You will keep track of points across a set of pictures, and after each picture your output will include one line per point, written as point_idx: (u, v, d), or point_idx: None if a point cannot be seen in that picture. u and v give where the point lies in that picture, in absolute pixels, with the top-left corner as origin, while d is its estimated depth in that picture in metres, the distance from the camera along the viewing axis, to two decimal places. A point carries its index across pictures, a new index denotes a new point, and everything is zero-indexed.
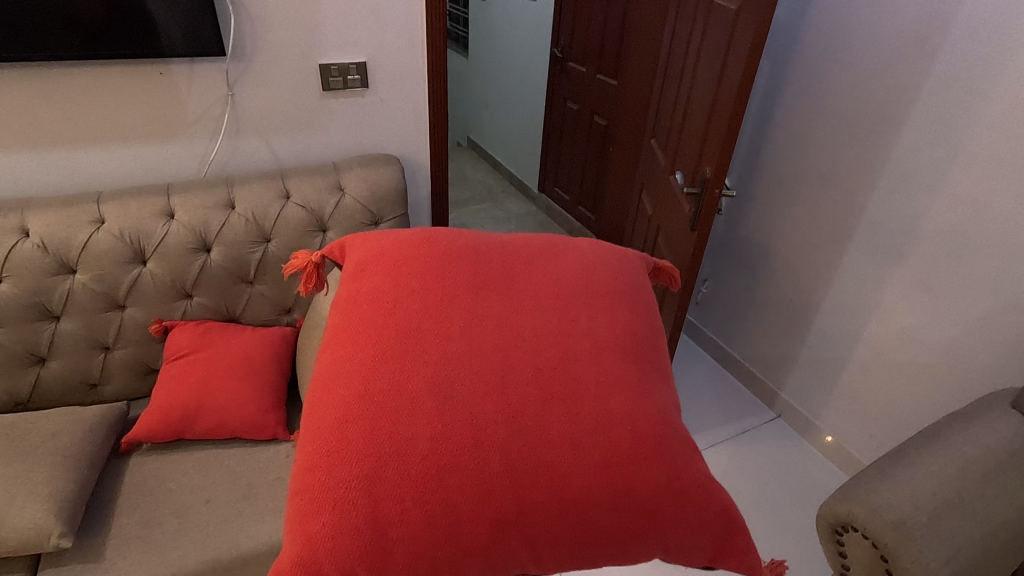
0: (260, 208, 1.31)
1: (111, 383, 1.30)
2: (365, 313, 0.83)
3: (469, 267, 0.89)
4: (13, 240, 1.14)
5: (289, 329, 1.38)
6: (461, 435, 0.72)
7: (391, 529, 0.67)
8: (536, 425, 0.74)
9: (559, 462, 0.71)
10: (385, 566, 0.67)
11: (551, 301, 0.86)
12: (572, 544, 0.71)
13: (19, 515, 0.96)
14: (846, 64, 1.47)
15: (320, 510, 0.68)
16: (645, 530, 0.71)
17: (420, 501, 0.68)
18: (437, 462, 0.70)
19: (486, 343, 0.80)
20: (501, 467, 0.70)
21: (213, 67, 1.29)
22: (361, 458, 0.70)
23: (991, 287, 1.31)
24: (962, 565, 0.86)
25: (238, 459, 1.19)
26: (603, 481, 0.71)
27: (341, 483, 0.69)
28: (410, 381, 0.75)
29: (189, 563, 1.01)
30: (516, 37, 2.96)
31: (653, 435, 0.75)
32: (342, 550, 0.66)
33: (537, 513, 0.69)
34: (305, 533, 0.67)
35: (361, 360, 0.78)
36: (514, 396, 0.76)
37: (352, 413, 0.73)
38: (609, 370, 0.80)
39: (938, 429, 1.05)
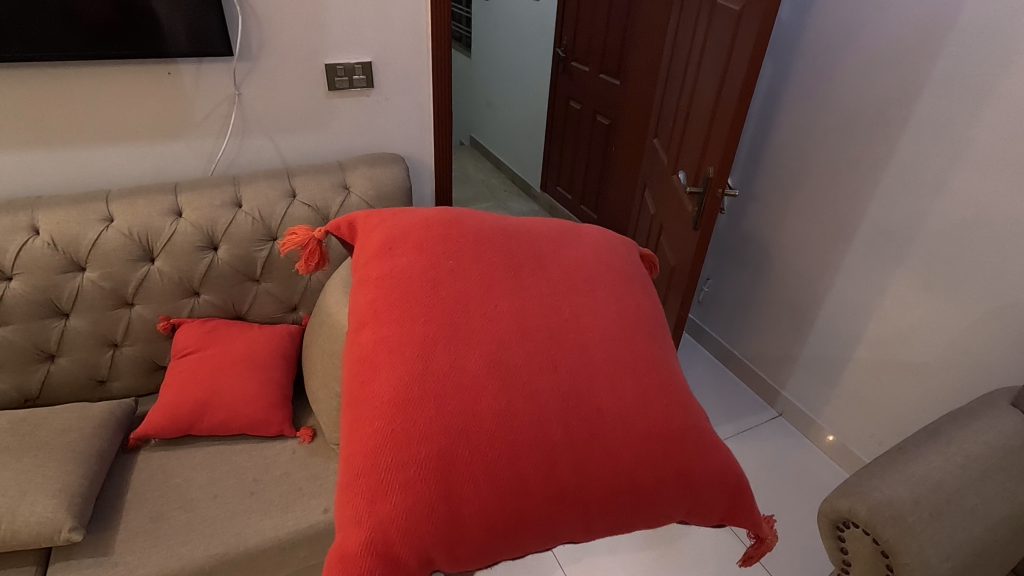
0: (267, 206, 1.32)
1: (119, 380, 1.32)
2: (412, 291, 0.80)
3: (502, 249, 0.88)
4: (23, 238, 1.16)
5: (294, 327, 1.39)
6: (521, 410, 0.70)
7: (466, 504, 0.65)
8: (586, 400, 0.73)
9: (614, 434, 0.72)
10: (459, 540, 0.65)
11: (582, 283, 0.87)
12: (627, 514, 0.71)
13: (31, 509, 0.97)
14: (849, 63, 1.48)
15: (393, 490, 0.65)
16: (688, 499, 0.73)
17: (495, 477, 0.66)
18: (503, 433, 0.68)
19: (530, 321, 0.79)
20: (562, 443, 0.70)
21: (221, 67, 1.30)
22: (429, 433, 0.67)
23: (993, 286, 1.32)
24: (962, 561, 0.87)
25: (245, 456, 1.21)
26: (650, 451, 0.72)
27: (411, 459, 0.66)
28: (465, 357, 0.74)
29: (197, 557, 1.02)
30: (519, 36, 2.97)
31: (684, 407, 0.77)
32: (419, 524, 0.64)
33: (595, 485, 0.69)
34: (378, 511, 0.64)
35: (412, 337, 0.75)
36: (566, 372, 0.75)
37: (414, 390, 0.70)
38: (641, 348, 0.81)
39: (939, 427, 1.06)
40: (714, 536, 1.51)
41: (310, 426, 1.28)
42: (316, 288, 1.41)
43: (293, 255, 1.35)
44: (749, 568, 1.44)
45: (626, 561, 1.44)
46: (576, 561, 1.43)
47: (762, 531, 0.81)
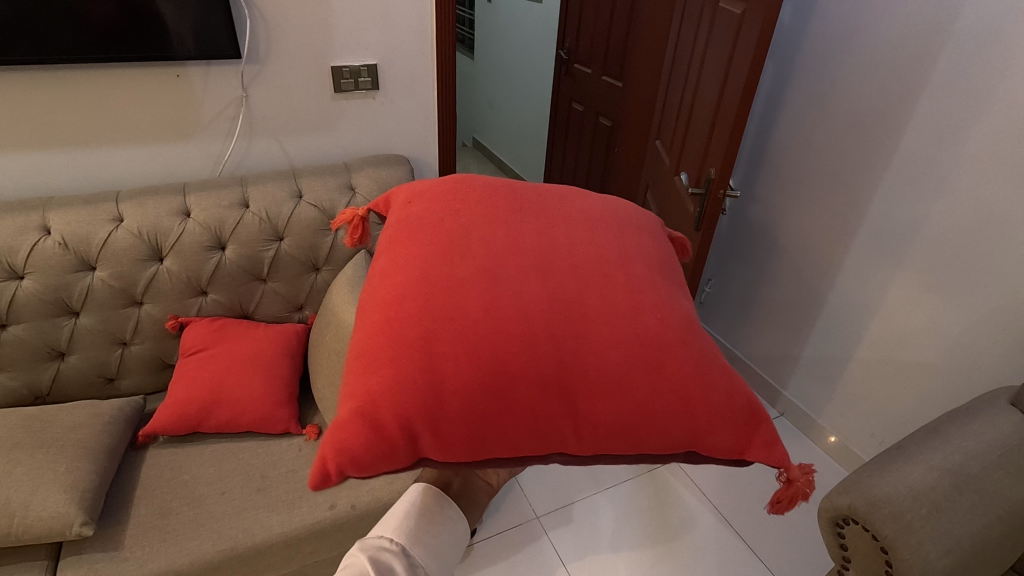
0: (274, 207, 1.34)
1: (128, 377, 1.34)
2: (420, 220, 0.80)
3: (508, 187, 0.86)
4: (36, 238, 1.18)
5: (300, 326, 1.41)
6: (508, 307, 0.67)
7: (447, 386, 0.63)
8: (574, 305, 0.69)
9: (603, 339, 0.67)
10: (442, 419, 0.63)
11: (582, 216, 0.83)
12: (615, 420, 0.65)
13: (43, 503, 0.99)
14: (850, 67, 1.49)
15: (379, 369, 0.64)
16: (683, 410, 0.66)
17: (474, 363, 0.64)
18: (486, 325, 0.66)
19: (523, 240, 0.76)
20: (546, 338, 0.66)
21: (229, 70, 1.32)
22: (417, 322, 0.66)
23: (991, 287, 1.33)
24: (960, 557, 0.88)
25: (252, 453, 1.22)
26: (641, 357, 0.66)
27: (398, 343, 0.65)
28: (458, 264, 0.71)
29: (205, 552, 1.04)
30: (522, 38, 2.99)
31: (683, 323, 0.71)
32: (402, 398, 0.62)
33: (581, 381, 0.65)
34: (365, 387, 0.63)
35: (416, 256, 0.74)
36: (556, 281, 0.71)
37: (410, 290, 0.69)
38: (642, 272, 0.76)
39: (938, 426, 1.07)
40: (715, 534, 1.53)
41: (315, 424, 1.29)
42: (323, 287, 1.43)
43: (299, 255, 1.37)
44: (750, 566, 1.45)
45: (628, 559, 1.45)
46: (578, 560, 1.44)
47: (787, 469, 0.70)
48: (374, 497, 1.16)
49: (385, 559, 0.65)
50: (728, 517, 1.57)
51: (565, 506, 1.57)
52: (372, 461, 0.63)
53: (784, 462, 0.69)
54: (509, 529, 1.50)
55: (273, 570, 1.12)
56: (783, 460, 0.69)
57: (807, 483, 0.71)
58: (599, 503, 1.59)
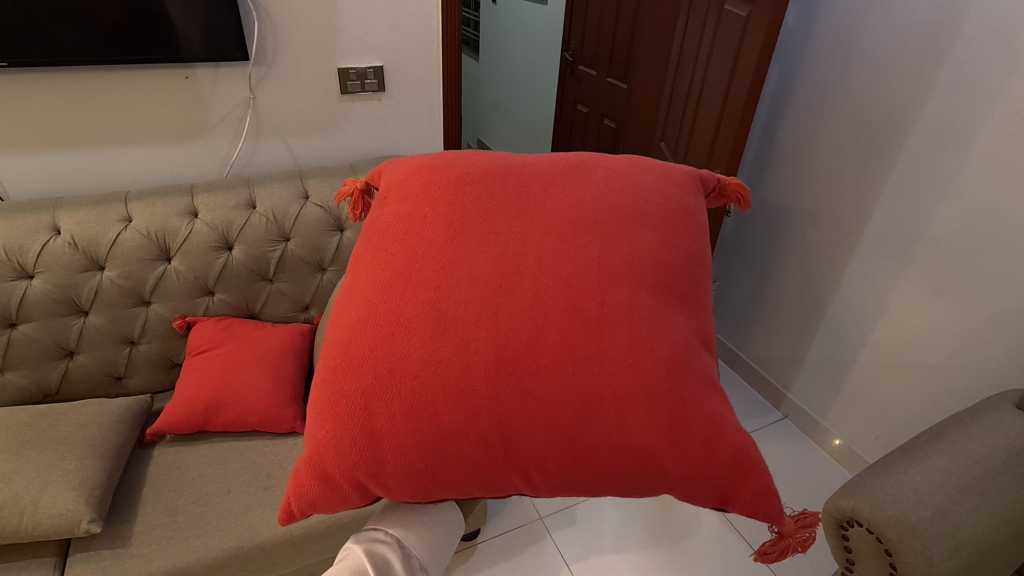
0: (281, 207, 1.35)
1: (136, 376, 1.35)
2: (385, 237, 0.77)
3: (484, 187, 0.79)
4: (46, 238, 1.19)
5: (307, 326, 1.42)
6: (450, 360, 0.65)
7: (384, 443, 0.64)
8: (524, 352, 0.66)
9: (552, 393, 0.64)
10: (383, 474, 0.64)
11: (563, 223, 0.75)
12: (566, 472, 0.65)
13: (53, 500, 1.00)
14: (856, 69, 1.49)
15: (325, 420, 0.65)
16: (644, 465, 0.64)
17: (411, 421, 0.64)
18: (427, 379, 0.65)
19: (483, 266, 0.71)
20: (488, 392, 0.64)
21: (238, 72, 1.33)
22: (359, 373, 0.66)
23: (997, 290, 1.32)
24: (965, 559, 0.88)
25: (258, 452, 1.23)
26: (594, 413, 0.64)
27: (341, 396, 0.66)
28: (407, 305, 0.69)
29: (212, 550, 1.04)
30: (527, 39, 3.00)
31: (654, 367, 0.65)
32: (341, 455, 0.64)
33: (526, 437, 0.64)
34: (311, 436, 0.66)
35: (373, 285, 0.72)
36: (508, 323, 0.67)
37: (358, 331, 0.69)
38: (622, 298, 0.69)
39: (943, 429, 1.07)
40: (718, 535, 1.53)
41: None
42: (328, 288, 1.44)
43: (306, 255, 1.38)
44: (753, 567, 1.45)
45: (631, 560, 1.45)
46: (581, 560, 1.44)
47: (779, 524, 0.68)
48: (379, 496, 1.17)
49: (379, 551, 0.66)
50: (732, 518, 1.57)
51: (568, 507, 1.58)
52: (326, 506, 0.66)
53: (776, 516, 0.66)
54: (512, 530, 1.51)
55: (278, 568, 1.13)
56: (774, 512, 0.66)
57: (802, 539, 0.70)
58: (603, 503, 1.59)
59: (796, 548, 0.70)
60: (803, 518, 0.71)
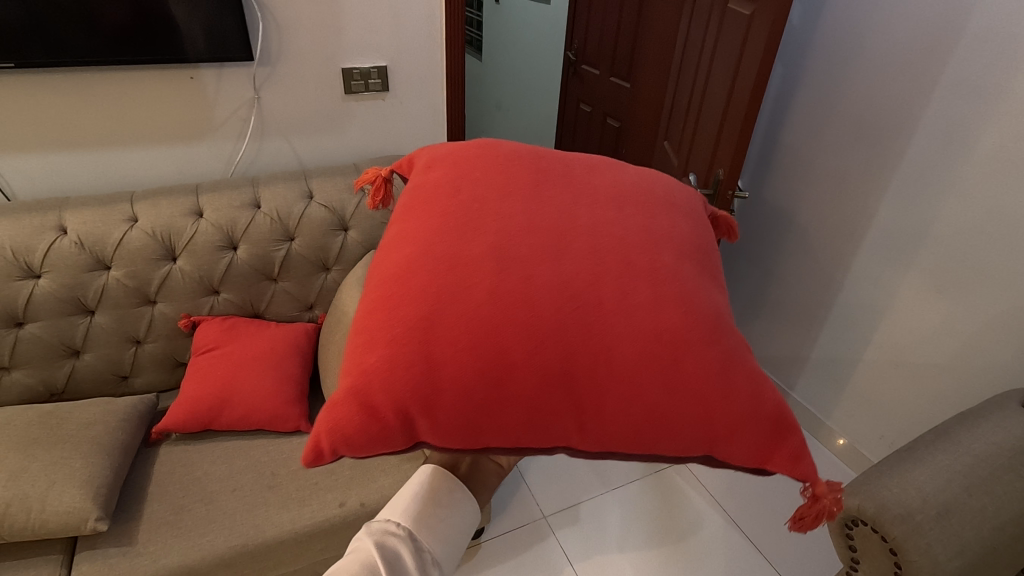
0: (285, 207, 1.35)
1: (141, 375, 1.36)
2: (438, 191, 0.77)
3: (531, 160, 0.81)
4: (52, 238, 1.20)
5: (311, 325, 1.43)
6: (514, 290, 0.64)
7: (443, 370, 0.61)
8: (587, 291, 0.65)
9: (613, 329, 0.63)
10: (435, 405, 0.61)
11: (607, 193, 0.77)
12: (619, 416, 0.62)
13: (60, 498, 1.01)
14: (860, 68, 1.48)
15: (379, 345, 0.63)
16: (698, 412, 0.61)
17: (472, 348, 0.61)
18: (488, 310, 0.63)
19: (539, 218, 0.71)
20: (552, 323, 0.63)
21: (242, 72, 1.34)
22: (419, 302, 0.64)
23: (1002, 289, 1.32)
24: (970, 559, 0.88)
25: (262, 451, 1.24)
26: (654, 352, 0.62)
27: (397, 324, 0.64)
28: (468, 245, 0.68)
29: (217, 549, 1.05)
30: (530, 39, 3.01)
31: (706, 318, 0.65)
32: (395, 379, 0.61)
33: (584, 372, 0.62)
34: (360, 363, 0.63)
35: (429, 229, 0.72)
36: (571, 264, 0.67)
37: (415, 268, 0.68)
38: (671, 258, 0.70)
39: (948, 428, 1.06)
40: (723, 535, 1.52)
41: None
42: (333, 287, 1.44)
43: (311, 255, 1.38)
44: (757, 568, 1.44)
45: (634, 560, 1.45)
46: (586, 560, 1.44)
47: (816, 489, 0.65)
48: (383, 494, 1.17)
49: (390, 544, 0.66)
50: (736, 518, 1.57)
51: (572, 506, 1.58)
52: (366, 442, 0.61)
53: (810, 477, 0.64)
54: (516, 529, 1.51)
55: (283, 567, 1.13)
56: (809, 476, 0.64)
57: (834, 500, 0.65)
58: (606, 503, 1.59)
59: (830, 514, 0.65)
60: (834, 483, 0.66)
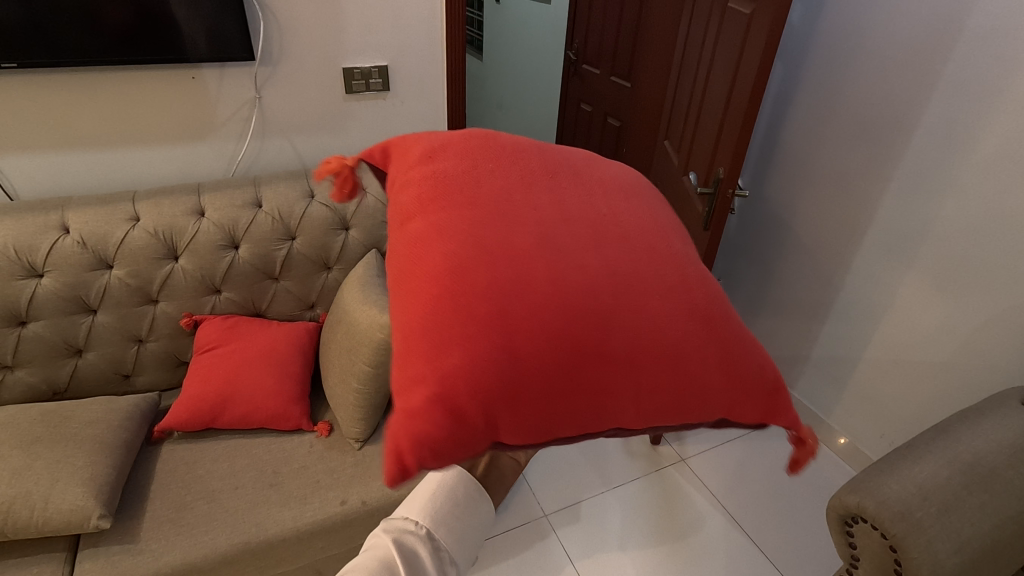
0: (286, 206, 1.35)
1: (143, 374, 1.36)
2: (459, 182, 0.72)
3: (536, 153, 0.80)
4: (55, 237, 1.20)
5: (312, 325, 1.43)
6: (573, 279, 0.62)
7: (525, 364, 0.57)
8: (634, 277, 0.64)
9: (664, 311, 0.63)
10: (519, 402, 0.57)
11: (614, 184, 0.79)
12: (675, 394, 0.62)
13: (63, 496, 1.01)
14: (861, 66, 1.48)
15: (454, 346, 0.56)
16: (736, 382, 0.64)
17: (549, 339, 0.58)
18: (553, 300, 0.60)
19: (568, 208, 0.70)
20: (614, 310, 0.61)
21: (243, 72, 1.34)
22: (486, 297, 0.59)
23: (1001, 288, 1.32)
24: (970, 555, 0.88)
25: (264, 449, 1.24)
26: (696, 329, 0.63)
27: (468, 320, 0.58)
28: (514, 234, 0.65)
29: (219, 546, 1.05)
30: (531, 38, 3.01)
31: (720, 297, 0.69)
32: (480, 380, 0.55)
33: (648, 357, 0.61)
34: (436, 368, 0.56)
35: (464, 220, 0.66)
36: (612, 252, 0.66)
37: (467, 262, 0.62)
38: (678, 244, 0.73)
39: (948, 426, 1.06)
40: (723, 533, 1.52)
41: (326, 421, 1.31)
42: (334, 287, 1.44)
43: (311, 254, 1.38)
44: (758, 567, 1.44)
45: (635, 558, 1.45)
46: (587, 558, 1.44)
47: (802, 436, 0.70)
48: (384, 493, 1.18)
49: (408, 542, 0.68)
50: (737, 516, 1.57)
51: (573, 505, 1.58)
52: (451, 450, 0.55)
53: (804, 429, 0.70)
54: (517, 528, 1.51)
55: (284, 565, 1.14)
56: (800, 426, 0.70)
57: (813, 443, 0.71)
58: (607, 502, 1.59)
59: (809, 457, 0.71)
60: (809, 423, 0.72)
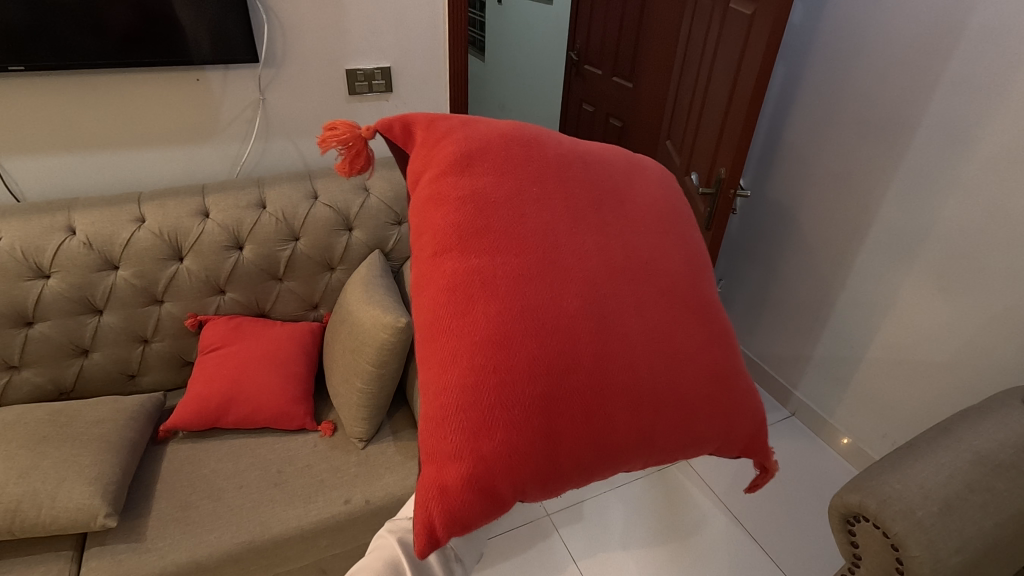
0: (290, 207, 1.36)
1: (148, 374, 1.37)
2: (502, 219, 0.70)
3: (580, 174, 0.78)
4: (61, 238, 1.21)
5: (316, 325, 1.44)
6: (615, 355, 0.65)
7: (563, 442, 0.61)
8: (665, 347, 0.68)
9: (688, 383, 0.68)
10: (552, 476, 0.61)
11: (654, 219, 0.79)
12: (684, 454, 0.69)
13: (69, 495, 1.02)
14: (864, 67, 1.48)
15: (495, 428, 0.59)
16: (732, 439, 0.72)
17: (587, 416, 0.62)
18: (595, 377, 0.63)
19: (614, 260, 0.71)
20: (648, 385, 0.65)
21: (247, 74, 1.35)
22: (531, 372, 0.61)
23: (1003, 286, 1.32)
24: (971, 555, 0.88)
25: (268, 448, 1.25)
26: (712, 398, 0.70)
27: (512, 399, 0.60)
28: (560, 296, 0.66)
29: (224, 544, 1.06)
30: (533, 38, 3.01)
31: (732, 355, 0.75)
32: (519, 461, 0.59)
33: (672, 426, 0.67)
34: (476, 449, 0.58)
35: (508, 272, 0.66)
36: (650, 318, 0.69)
37: (512, 328, 0.63)
38: (705, 296, 0.77)
39: (950, 425, 1.07)
40: (726, 533, 1.53)
41: (330, 420, 1.32)
42: (337, 287, 1.45)
43: (315, 255, 1.39)
44: (761, 566, 1.44)
45: (638, 558, 1.45)
46: (589, 557, 1.45)
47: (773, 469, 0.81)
48: (388, 492, 1.19)
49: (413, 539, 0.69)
50: (739, 516, 1.57)
51: (575, 504, 1.59)
52: (479, 521, 0.60)
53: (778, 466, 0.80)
54: (520, 527, 1.52)
55: (288, 563, 1.15)
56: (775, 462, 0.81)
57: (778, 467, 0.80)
58: (609, 502, 1.60)
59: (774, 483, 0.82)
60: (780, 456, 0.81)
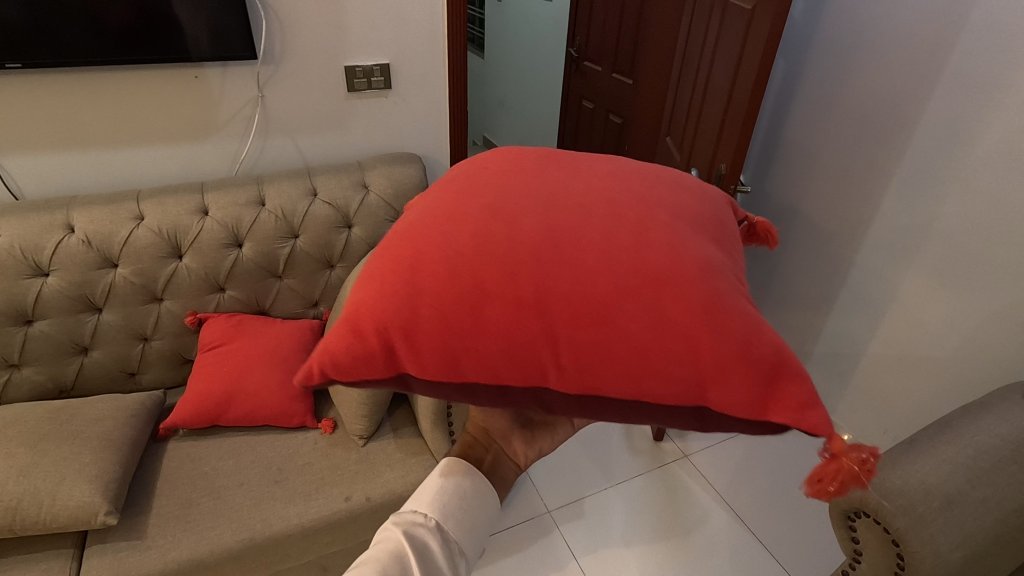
0: (289, 204, 1.36)
1: (149, 372, 1.37)
2: (449, 175, 0.83)
3: (540, 151, 0.86)
4: (60, 236, 1.21)
5: (316, 322, 1.44)
6: (499, 235, 0.66)
7: (424, 297, 0.63)
8: (569, 237, 0.66)
9: (589, 266, 0.63)
10: (416, 331, 0.63)
11: (610, 169, 0.81)
12: (597, 347, 0.61)
13: (70, 493, 1.02)
14: (864, 61, 1.48)
15: (368, 283, 0.66)
16: (676, 344, 0.59)
17: (451, 276, 0.64)
18: (473, 250, 0.65)
19: (531, 183, 0.75)
20: (531, 260, 0.64)
21: (246, 71, 1.35)
22: (410, 243, 0.68)
23: (1003, 281, 1.32)
24: (971, 550, 0.88)
25: (268, 446, 1.25)
26: (632, 290, 0.62)
27: (389, 262, 0.67)
28: (465, 202, 0.72)
29: (225, 542, 1.06)
30: (533, 34, 3.00)
31: (692, 263, 0.64)
32: (378, 306, 0.63)
33: (562, 303, 0.62)
34: (352, 298, 0.66)
35: (435, 197, 0.77)
36: (556, 216, 0.69)
37: (413, 222, 0.72)
38: (660, 217, 0.70)
39: (951, 420, 1.07)
40: (727, 529, 1.53)
41: (330, 417, 1.32)
42: (337, 284, 1.45)
43: (315, 252, 1.39)
44: (762, 563, 1.44)
45: (639, 555, 1.45)
46: (589, 554, 1.45)
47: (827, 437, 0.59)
48: (388, 489, 1.18)
49: (418, 535, 0.69)
50: (740, 512, 1.57)
51: (576, 500, 1.59)
52: (349, 368, 0.64)
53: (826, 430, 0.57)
54: (521, 524, 1.52)
55: (290, 560, 1.15)
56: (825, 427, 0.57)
57: (858, 461, 0.59)
58: (610, 499, 1.60)
59: (854, 478, 0.59)
60: (868, 448, 0.61)
